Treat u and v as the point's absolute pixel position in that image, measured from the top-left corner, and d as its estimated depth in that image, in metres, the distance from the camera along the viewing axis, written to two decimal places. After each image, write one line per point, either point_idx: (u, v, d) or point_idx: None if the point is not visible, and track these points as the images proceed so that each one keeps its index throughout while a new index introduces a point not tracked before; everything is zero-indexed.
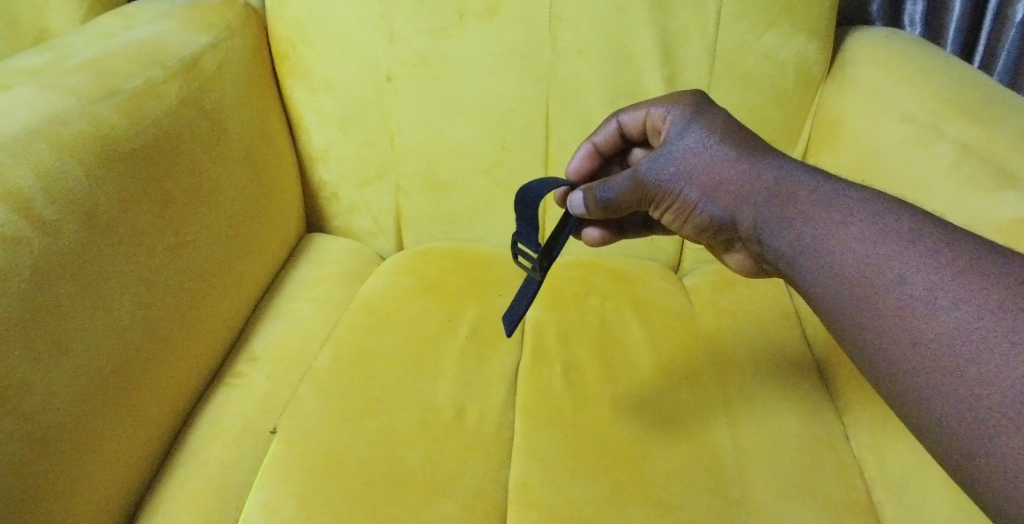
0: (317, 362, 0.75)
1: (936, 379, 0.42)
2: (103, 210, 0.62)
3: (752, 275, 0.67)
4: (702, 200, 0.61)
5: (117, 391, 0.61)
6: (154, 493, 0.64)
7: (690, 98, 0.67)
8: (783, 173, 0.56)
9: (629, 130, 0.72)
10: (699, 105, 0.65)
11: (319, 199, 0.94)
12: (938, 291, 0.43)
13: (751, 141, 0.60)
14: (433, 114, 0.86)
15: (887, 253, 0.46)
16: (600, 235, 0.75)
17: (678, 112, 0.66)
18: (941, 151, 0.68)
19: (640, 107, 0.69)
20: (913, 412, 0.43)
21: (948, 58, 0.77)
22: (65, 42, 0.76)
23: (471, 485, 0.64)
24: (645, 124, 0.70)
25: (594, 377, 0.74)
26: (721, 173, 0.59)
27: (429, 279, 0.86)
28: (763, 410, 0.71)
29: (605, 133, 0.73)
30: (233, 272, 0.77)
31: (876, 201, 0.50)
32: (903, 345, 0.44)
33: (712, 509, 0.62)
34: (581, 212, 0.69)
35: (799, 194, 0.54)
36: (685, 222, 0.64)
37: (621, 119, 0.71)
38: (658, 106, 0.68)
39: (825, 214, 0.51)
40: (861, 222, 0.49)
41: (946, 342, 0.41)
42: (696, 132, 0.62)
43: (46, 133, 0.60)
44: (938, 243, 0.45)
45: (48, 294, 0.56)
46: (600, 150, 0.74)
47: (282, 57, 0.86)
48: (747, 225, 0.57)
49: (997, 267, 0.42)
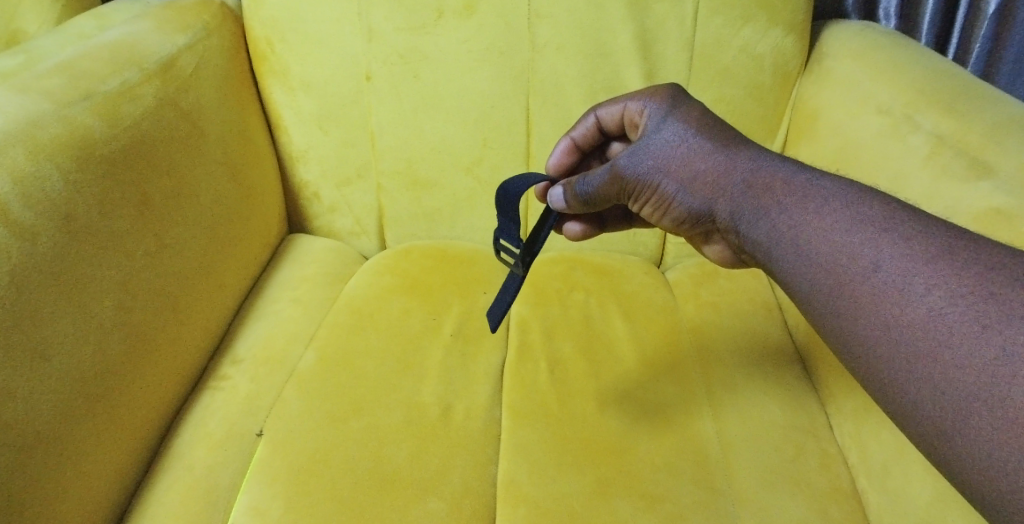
0: (302, 363, 0.74)
1: (910, 363, 0.43)
2: (82, 214, 0.61)
3: (730, 265, 0.68)
4: (679, 193, 0.61)
5: (101, 396, 0.60)
6: (140, 499, 0.64)
7: (666, 91, 0.67)
8: (759, 164, 0.57)
9: (606, 123, 0.72)
10: (676, 98, 0.65)
11: (300, 199, 0.94)
12: (911, 277, 0.44)
13: (727, 133, 0.61)
14: (413, 112, 0.86)
15: (862, 242, 0.47)
16: (581, 229, 0.75)
17: (655, 106, 0.66)
18: (916, 142, 0.69)
19: (617, 102, 0.70)
20: (888, 396, 0.45)
21: (921, 50, 0.79)
22: (38, 44, 0.75)
23: (460, 482, 0.64)
24: (622, 118, 0.70)
25: (579, 372, 0.74)
26: (698, 166, 0.59)
27: (412, 277, 0.86)
28: (746, 400, 0.72)
29: (583, 127, 0.73)
30: (214, 273, 0.76)
31: (850, 190, 0.51)
32: (878, 330, 0.45)
33: (698, 500, 0.63)
34: (563, 206, 0.69)
35: (775, 184, 0.54)
36: (663, 215, 0.64)
37: (599, 113, 0.71)
38: (635, 100, 0.68)
39: (801, 204, 0.52)
40: (836, 212, 0.50)
41: (920, 327, 0.43)
42: (673, 124, 0.62)
43: (21, 136, 0.59)
44: (910, 231, 0.46)
45: (28, 302, 0.56)
46: (579, 145, 0.75)
47: (259, 57, 0.85)
48: (724, 217, 0.58)
49: (967, 252, 0.43)
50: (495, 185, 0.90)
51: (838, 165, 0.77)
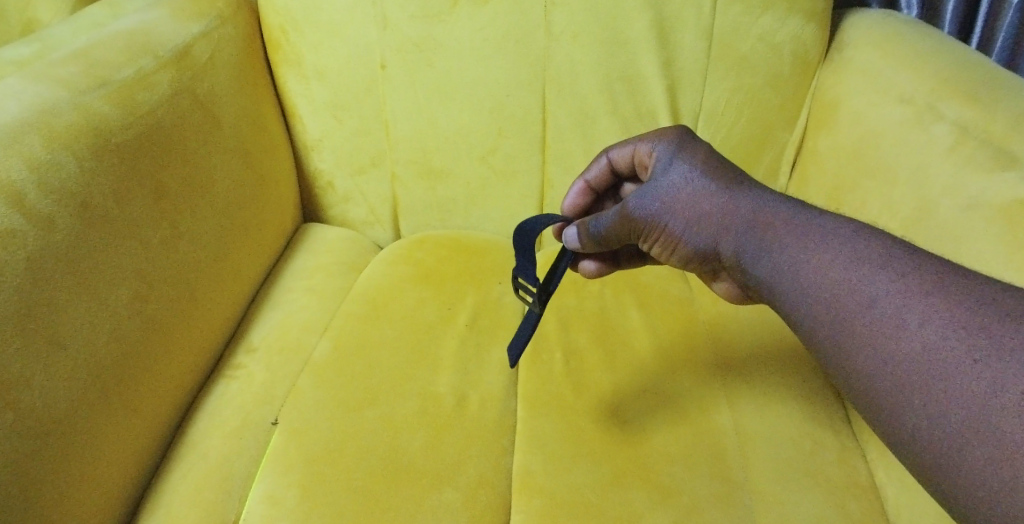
0: (316, 353, 0.74)
1: (908, 395, 0.42)
2: (98, 203, 0.61)
3: (740, 301, 0.67)
4: (685, 232, 0.59)
5: (117, 387, 0.60)
6: (157, 485, 0.64)
7: (673, 133, 0.66)
8: (761, 203, 0.56)
9: (619, 165, 0.70)
10: (684, 141, 0.64)
11: (314, 188, 0.94)
12: (905, 312, 0.43)
13: (733, 173, 0.59)
14: (427, 101, 0.86)
15: (858, 278, 0.46)
16: (597, 267, 0.73)
17: (663, 147, 0.64)
18: (940, 132, 0.68)
19: (628, 144, 0.68)
20: (888, 426, 0.44)
21: (943, 39, 0.77)
22: (52, 32, 0.75)
23: (475, 473, 0.64)
24: (633, 160, 0.69)
25: (594, 363, 0.74)
26: (703, 205, 0.58)
27: (427, 266, 0.86)
28: (763, 394, 0.71)
29: (596, 168, 0.72)
30: (229, 262, 0.76)
31: (848, 227, 0.50)
32: (875, 365, 0.44)
33: (715, 492, 0.63)
34: (576, 246, 0.67)
35: (777, 223, 0.53)
36: (672, 254, 0.62)
37: (611, 155, 0.70)
38: (645, 141, 0.67)
39: (800, 242, 0.51)
40: (834, 249, 0.49)
41: (916, 360, 0.42)
42: (680, 166, 0.61)
43: (37, 124, 0.59)
44: (906, 266, 0.45)
45: (44, 288, 0.56)
46: (593, 186, 0.73)
47: (274, 45, 0.85)
48: (729, 255, 0.56)
49: (960, 287, 0.42)
50: (510, 175, 0.90)
51: (859, 155, 0.76)
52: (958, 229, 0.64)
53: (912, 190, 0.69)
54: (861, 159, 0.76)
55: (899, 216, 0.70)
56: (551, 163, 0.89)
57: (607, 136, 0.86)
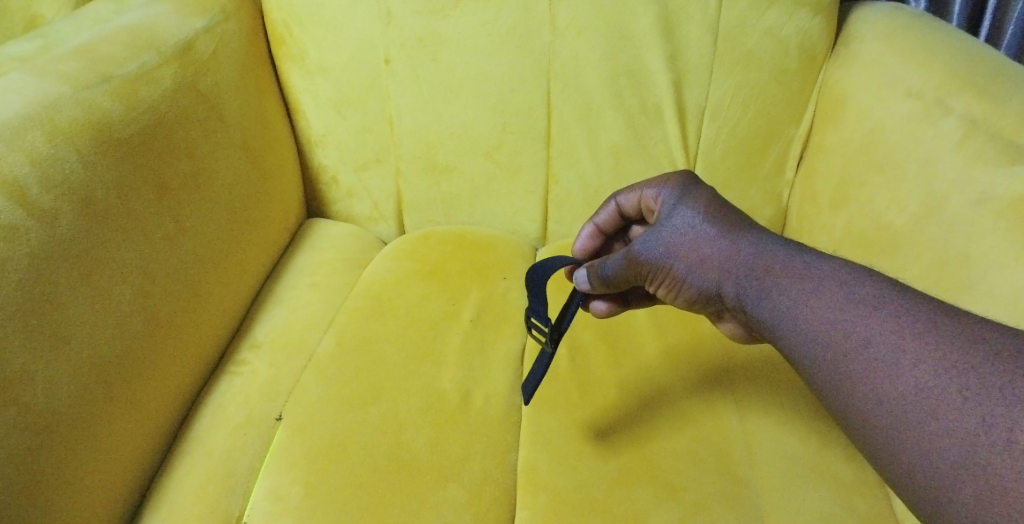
0: (320, 349, 0.74)
1: (902, 434, 0.41)
2: (100, 199, 0.61)
3: (746, 340, 0.65)
4: (689, 274, 0.58)
5: (120, 382, 0.60)
6: (160, 482, 0.64)
7: (678, 176, 0.64)
8: (761, 244, 0.54)
9: (627, 209, 0.69)
10: (688, 186, 0.62)
11: (318, 183, 0.93)
12: (898, 352, 0.42)
13: (735, 215, 0.58)
14: (431, 97, 0.85)
15: (853, 319, 0.45)
16: (607, 307, 0.71)
17: (668, 192, 0.63)
18: (949, 127, 0.67)
19: (634, 189, 0.67)
20: (885, 464, 0.43)
21: (951, 33, 0.76)
22: (55, 29, 0.74)
23: (480, 469, 0.64)
24: (640, 205, 0.68)
25: (599, 360, 0.74)
26: (705, 248, 0.57)
27: (431, 262, 0.85)
28: (769, 392, 0.70)
29: (605, 213, 0.70)
30: (233, 257, 0.76)
31: (844, 268, 0.49)
32: (870, 405, 0.43)
33: (721, 490, 0.62)
34: (587, 287, 0.67)
35: (774, 266, 0.52)
36: (677, 296, 0.61)
37: (618, 199, 0.69)
38: (650, 187, 0.65)
39: (796, 283, 0.50)
40: (830, 290, 0.48)
41: (910, 400, 0.41)
42: (683, 210, 0.60)
43: (40, 119, 0.59)
44: (900, 308, 0.44)
45: (46, 284, 0.55)
46: (602, 230, 0.72)
47: (278, 41, 0.84)
48: (731, 297, 0.55)
49: (952, 328, 0.42)
50: (514, 170, 0.89)
51: (866, 149, 0.75)
52: (968, 225, 0.63)
53: (921, 185, 0.68)
54: (869, 154, 0.75)
55: (907, 211, 0.69)
56: (556, 159, 0.88)
57: (613, 131, 0.86)
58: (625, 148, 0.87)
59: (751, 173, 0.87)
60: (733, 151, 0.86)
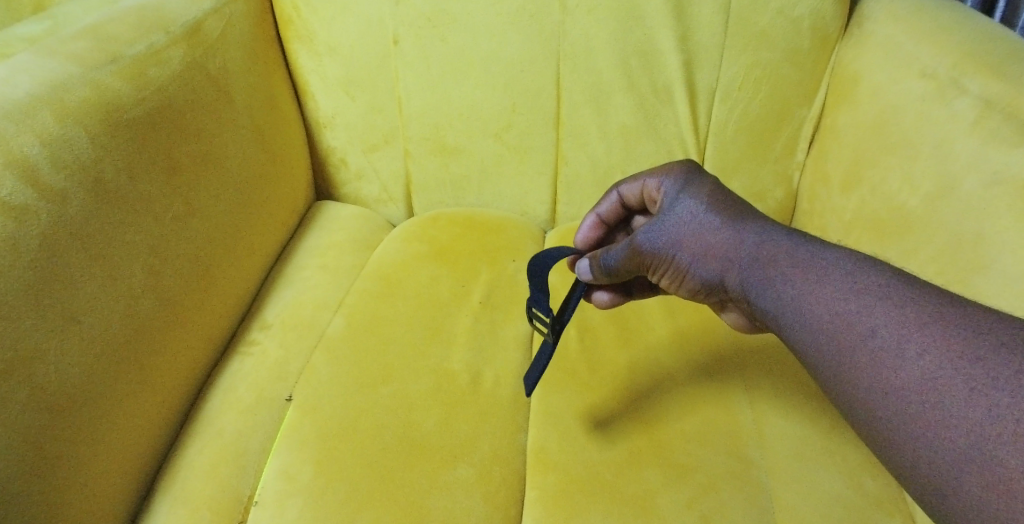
0: (331, 330, 0.74)
1: (907, 424, 0.41)
2: (110, 180, 0.61)
3: (750, 331, 0.65)
4: (693, 264, 0.58)
5: (131, 363, 0.60)
6: (173, 460, 0.64)
7: (681, 167, 0.64)
8: (765, 234, 0.54)
9: (629, 200, 0.69)
10: (690, 176, 0.62)
11: (327, 165, 0.93)
12: (904, 342, 0.42)
13: (738, 206, 0.58)
14: (440, 77, 0.85)
15: (858, 309, 0.45)
16: (608, 298, 0.70)
17: (670, 183, 0.63)
18: (962, 107, 0.66)
19: (637, 179, 0.67)
20: (890, 455, 0.42)
21: (966, 13, 0.75)
22: (64, 10, 0.74)
23: (489, 449, 0.64)
24: (643, 196, 0.67)
25: (609, 340, 0.74)
26: (709, 239, 0.56)
27: (440, 243, 0.85)
28: (778, 373, 0.70)
29: (607, 204, 0.70)
30: (242, 240, 0.76)
31: (848, 258, 0.48)
32: (876, 395, 0.43)
33: (730, 470, 0.62)
34: (590, 278, 0.66)
35: (778, 255, 0.52)
36: (681, 286, 0.60)
37: (621, 190, 0.68)
38: (653, 176, 0.65)
39: (800, 272, 0.50)
40: (834, 280, 0.47)
41: (915, 390, 0.41)
42: (686, 201, 0.59)
43: (49, 100, 0.59)
44: (905, 297, 0.44)
45: (58, 265, 0.55)
46: (605, 221, 0.71)
47: (286, 21, 0.84)
48: (735, 287, 0.55)
49: (957, 318, 0.41)
50: (524, 152, 0.89)
51: (879, 130, 0.75)
52: (981, 207, 0.62)
53: (935, 165, 0.68)
54: (881, 134, 0.74)
55: (920, 192, 0.68)
56: (566, 140, 0.88)
57: (622, 112, 0.85)
58: (635, 130, 0.86)
59: (762, 155, 0.87)
60: (744, 133, 0.86)
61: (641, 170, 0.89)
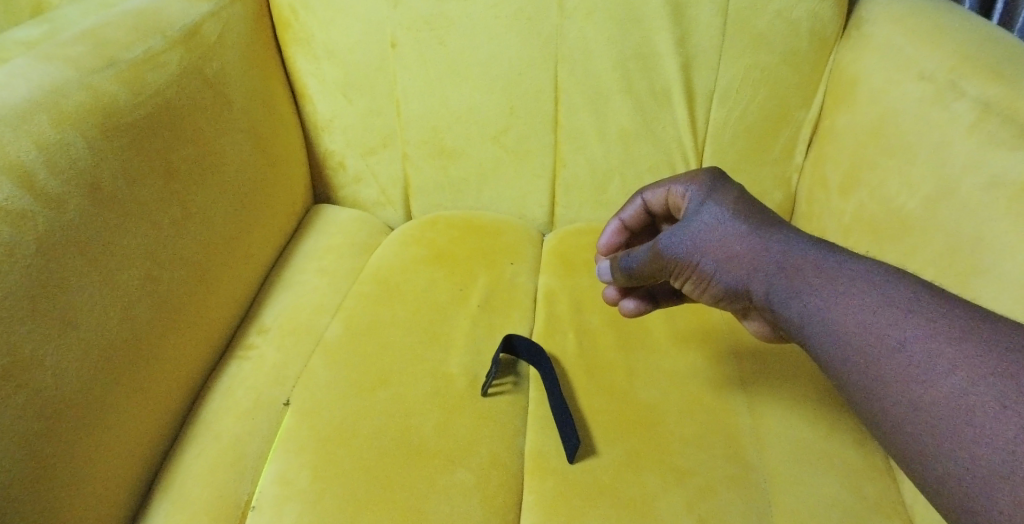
0: (329, 334, 0.74)
1: (939, 440, 0.41)
2: (108, 184, 0.61)
3: (771, 340, 0.64)
4: (717, 271, 0.57)
5: (129, 367, 0.60)
6: (170, 465, 0.64)
7: (706, 174, 0.63)
8: (793, 244, 0.53)
9: (653, 206, 0.68)
10: (715, 182, 0.61)
11: (325, 168, 0.93)
12: (934, 356, 0.42)
13: (764, 214, 0.57)
14: (438, 80, 0.85)
15: (888, 321, 0.45)
16: (635, 307, 0.71)
17: (695, 189, 0.62)
18: (961, 110, 0.66)
19: (661, 185, 0.66)
20: (919, 470, 0.42)
21: (965, 16, 0.75)
22: (61, 14, 0.74)
23: (486, 453, 0.64)
24: (667, 202, 0.66)
25: (607, 344, 0.74)
26: (733, 246, 0.56)
27: (438, 247, 0.85)
28: (776, 377, 0.70)
29: (631, 209, 0.69)
30: (240, 243, 0.76)
31: (878, 270, 0.48)
32: (904, 409, 0.43)
33: (729, 474, 0.62)
34: (609, 278, 0.68)
35: (806, 265, 0.51)
36: (703, 293, 0.59)
37: (645, 196, 0.68)
38: (678, 183, 0.64)
39: (829, 283, 0.49)
40: (863, 292, 0.47)
41: (946, 406, 0.41)
42: (712, 207, 0.58)
43: (46, 105, 0.59)
44: (936, 312, 0.44)
45: (55, 270, 0.55)
46: (628, 226, 0.71)
47: (284, 24, 0.84)
48: (760, 296, 0.54)
49: (990, 334, 0.41)
50: (521, 155, 0.89)
51: (877, 133, 0.75)
52: (978, 210, 0.62)
53: (933, 168, 0.67)
54: (879, 137, 0.74)
55: (918, 195, 0.68)
56: (564, 143, 0.88)
57: (620, 115, 0.85)
58: (633, 133, 0.86)
59: (761, 157, 0.87)
60: (742, 135, 0.86)
61: (639, 173, 0.89)
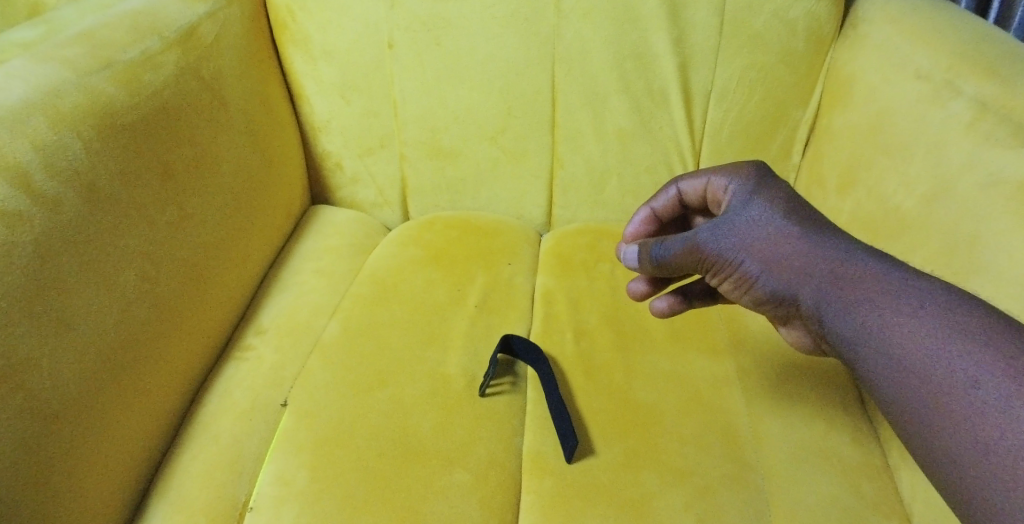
0: (326, 335, 0.74)
1: (1004, 483, 0.40)
2: (104, 185, 0.61)
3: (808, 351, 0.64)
4: (762, 274, 0.56)
5: (126, 368, 0.60)
6: (167, 466, 0.64)
7: (752, 167, 0.61)
8: (853, 257, 0.52)
9: (688, 197, 0.66)
10: (763, 178, 0.59)
11: (322, 169, 0.93)
12: (1008, 397, 0.41)
13: (819, 220, 0.56)
14: (435, 81, 0.85)
15: (957, 352, 0.44)
16: (668, 305, 0.69)
17: (739, 183, 0.60)
18: (958, 109, 0.66)
19: (700, 176, 0.64)
20: (974, 510, 0.42)
21: (963, 15, 0.75)
22: (58, 15, 0.74)
23: (484, 454, 0.64)
24: (705, 194, 0.65)
25: (605, 344, 0.74)
26: (783, 249, 0.55)
27: (436, 247, 0.85)
28: (774, 377, 0.70)
29: (664, 198, 0.68)
30: (237, 244, 0.76)
31: (944, 295, 0.47)
32: (970, 446, 0.42)
33: (726, 473, 0.62)
34: (635, 266, 0.65)
35: (866, 281, 0.50)
36: (743, 294, 0.59)
37: (681, 186, 0.66)
38: (719, 175, 0.62)
39: (892, 304, 0.48)
40: (930, 319, 0.46)
41: (1017, 449, 0.40)
42: (760, 205, 0.57)
43: (43, 106, 0.59)
44: (1010, 347, 0.43)
45: (51, 272, 0.55)
46: (659, 216, 0.69)
47: (281, 25, 0.84)
48: (809, 305, 0.54)
49: None
50: (519, 156, 0.89)
51: (874, 132, 0.75)
52: (976, 207, 0.62)
53: (930, 167, 0.67)
54: (876, 137, 0.74)
55: (915, 194, 0.68)
56: (561, 144, 0.88)
57: (618, 115, 0.85)
58: (630, 132, 0.86)
59: (758, 157, 0.87)
60: (739, 135, 0.86)
61: (636, 173, 0.89)
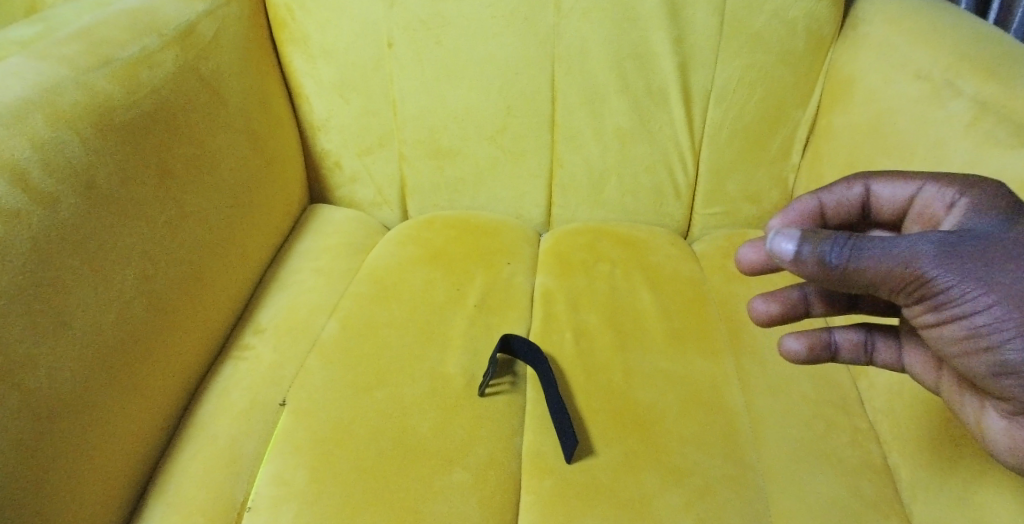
0: (325, 334, 0.74)
1: None
2: (102, 183, 0.60)
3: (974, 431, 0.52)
4: (1003, 330, 0.45)
5: (124, 367, 0.60)
6: (165, 466, 0.64)
7: (995, 187, 0.51)
8: None
9: (880, 203, 0.57)
10: (1007, 200, 0.50)
11: (321, 168, 0.93)
12: None
13: None
14: (434, 81, 0.85)
15: None
16: (802, 352, 0.60)
17: (975, 201, 0.51)
18: (958, 109, 0.66)
19: (911, 180, 0.55)
20: None
21: (963, 16, 0.75)
22: (56, 13, 0.74)
23: (484, 454, 0.63)
24: (908, 206, 0.55)
25: (605, 344, 0.73)
26: None
27: (435, 247, 0.85)
28: (775, 378, 0.70)
29: (843, 195, 0.57)
30: (235, 243, 0.76)
31: None
32: None
33: (726, 474, 0.62)
34: (790, 256, 0.50)
35: None
36: (960, 338, 0.47)
37: (875, 186, 0.56)
38: (941, 183, 0.53)
39: None
40: None
41: None
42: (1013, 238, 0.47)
43: (41, 103, 0.58)
44: None
45: (49, 270, 0.55)
46: (825, 219, 0.58)
47: (280, 24, 0.84)
48: None
49: None
50: (518, 155, 0.89)
51: (873, 132, 0.75)
52: None
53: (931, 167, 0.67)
54: (875, 137, 0.74)
55: None
56: (561, 143, 0.88)
57: (617, 115, 0.85)
58: (630, 132, 0.86)
59: (757, 157, 0.87)
60: (739, 135, 0.85)
61: (636, 173, 0.88)
